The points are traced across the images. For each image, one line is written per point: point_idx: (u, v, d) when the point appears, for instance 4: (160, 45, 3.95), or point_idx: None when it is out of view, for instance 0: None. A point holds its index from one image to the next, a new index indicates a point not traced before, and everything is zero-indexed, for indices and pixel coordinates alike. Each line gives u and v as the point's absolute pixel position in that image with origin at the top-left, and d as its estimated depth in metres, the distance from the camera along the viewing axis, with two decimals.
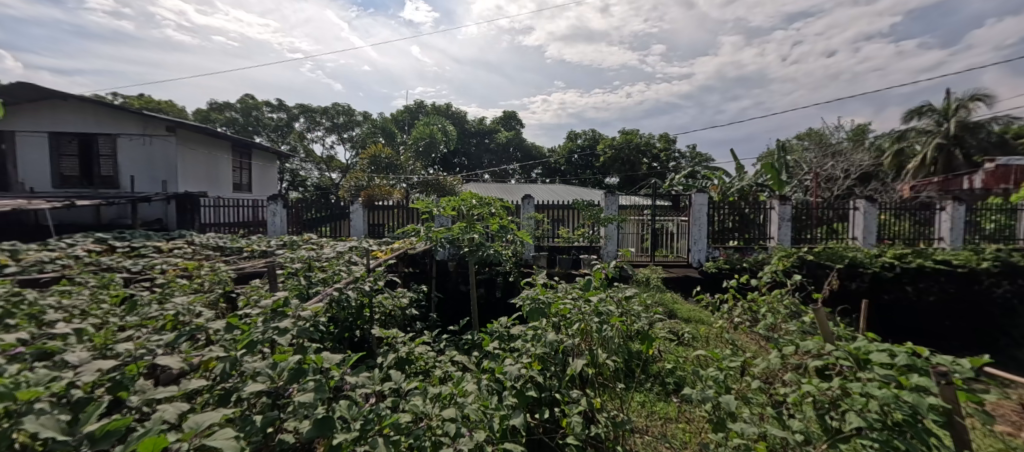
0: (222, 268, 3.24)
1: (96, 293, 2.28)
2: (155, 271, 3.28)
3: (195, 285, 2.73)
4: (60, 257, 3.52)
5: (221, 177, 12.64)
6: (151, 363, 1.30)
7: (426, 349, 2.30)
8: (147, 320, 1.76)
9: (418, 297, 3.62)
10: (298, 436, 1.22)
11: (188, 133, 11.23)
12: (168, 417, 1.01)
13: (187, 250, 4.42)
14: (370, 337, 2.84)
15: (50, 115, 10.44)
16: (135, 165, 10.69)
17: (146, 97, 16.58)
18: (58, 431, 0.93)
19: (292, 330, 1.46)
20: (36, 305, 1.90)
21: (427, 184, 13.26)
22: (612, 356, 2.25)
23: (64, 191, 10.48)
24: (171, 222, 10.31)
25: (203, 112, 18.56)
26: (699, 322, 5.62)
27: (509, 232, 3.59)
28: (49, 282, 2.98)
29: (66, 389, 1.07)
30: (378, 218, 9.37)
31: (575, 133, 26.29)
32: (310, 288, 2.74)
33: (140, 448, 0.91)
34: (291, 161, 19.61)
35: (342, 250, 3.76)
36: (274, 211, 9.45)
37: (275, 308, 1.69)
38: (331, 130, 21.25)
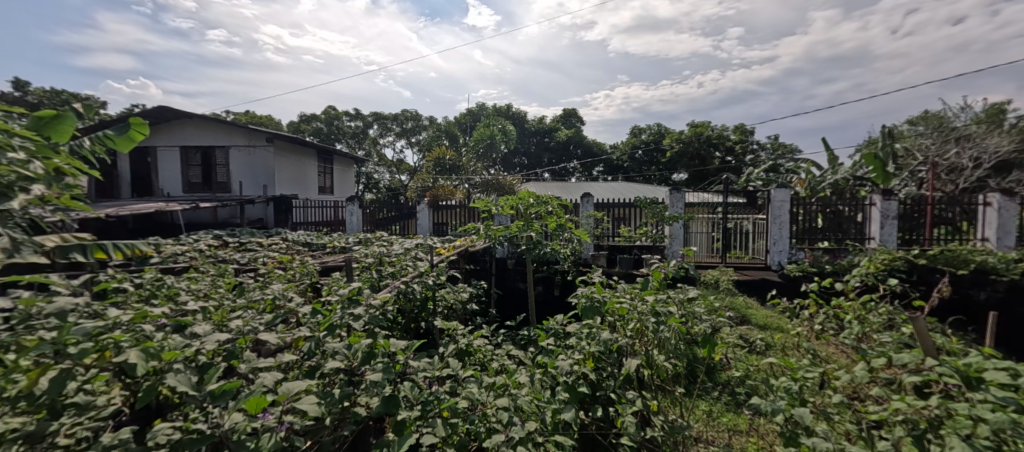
0: (309, 262, 3.63)
1: (214, 280, 2.70)
2: (257, 262, 3.77)
3: (289, 276, 3.10)
4: (188, 250, 4.18)
5: (309, 181, 14.05)
6: (254, 336, 1.53)
7: (484, 343, 2.37)
8: (251, 303, 2.07)
9: (477, 293, 3.75)
10: (368, 409, 1.39)
11: (283, 143, 12.65)
12: (267, 381, 1.19)
13: (282, 246, 5.01)
14: (433, 328, 3.02)
15: (180, 132, 12.31)
16: (242, 172, 12.30)
17: (250, 113, 18.93)
18: (189, 386, 1.15)
19: (364, 317, 1.64)
20: (172, 288, 2.31)
21: (488, 184, 13.53)
22: (669, 358, 2.17)
23: (190, 195, 12.33)
24: (269, 222, 11.67)
25: (294, 124, 20.76)
26: (777, 329, 5.16)
27: (567, 230, 3.60)
28: (180, 271, 3.57)
29: (197, 354, 1.31)
30: (442, 218, 9.82)
31: (639, 127, 25.34)
32: (381, 281, 2.99)
33: (247, 405, 1.10)
34: (365, 165, 21.20)
35: (408, 247, 4.02)
36: (351, 210, 10.33)
37: (351, 296, 1.90)
38: (400, 135, 22.61)
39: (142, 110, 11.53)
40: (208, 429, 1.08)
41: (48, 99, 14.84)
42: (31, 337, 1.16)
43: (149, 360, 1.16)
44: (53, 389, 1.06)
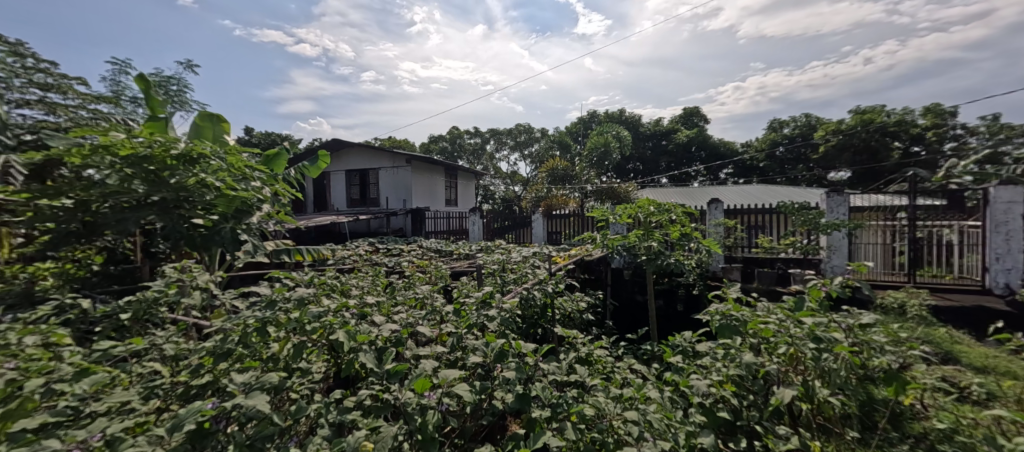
0: (441, 266, 4.04)
1: (373, 280, 3.19)
2: (401, 266, 4.32)
3: (427, 279, 3.51)
4: (351, 255, 5.00)
5: (438, 194, 15.62)
6: (416, 325, 1.85)
7: (605, 354, 2.35)
8: (407, 300, 2.49)
9: (595, 303, 3.70)
10: (505, 403, 1.48)
11: (419, 163, 14.34)
12: (428, 366, 1.45)
13: (418, 252, 5.63)
14: (551, 335, 3.09)
15: (344, 159, 14.84)
16: (388, 189, 14.27)
17: (391, 138, 22.05)
18: (374, 364, 1.49)
19: (497, 319, 1.83)
20: (345, 285, 2.81)
21: (601, 192, 13.08)
22: (833, 392, 1.84)
23: (352, 209, 14.72)
24: (408, 231, 13.25)
25: (424, 145, 23.43)
26: (1004, 373, 3.87)
27: (693, 240, 3.35)
28: (347, 270, 4.33)
29: (379, 338, 1.66)
30: (556, 226, 9.95)
31: (781, 121, 22.37)
32: (505, 286, 3.18)
33: (416, 385, 1.36)
34: (483, 178, 22.74)
35: (526, 254, 4.18)
36: (473, 221, 11.16)
37: (485, 299, 2.10)
38: (514, 148, 23.73)
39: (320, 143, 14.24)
40: (391, 399, 1.41)
41: (258, 139, 19.47)
42: (283, 314, 1.68)
43: (348, 340, 1.52)
44: (294, 356, 1.56)
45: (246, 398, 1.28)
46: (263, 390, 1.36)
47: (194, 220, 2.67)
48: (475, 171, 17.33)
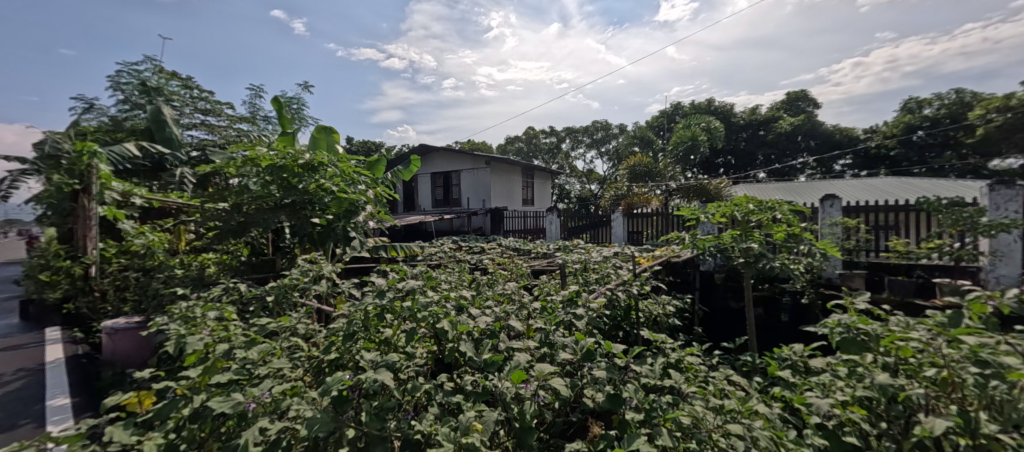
0: (522, 264, 4.11)
1: (459, 275, 3.35)
2: (483, 263, 4.46)
3: (509, 276, 3.61)
4: (438, 252, 5.28)
5: (515, 194, 15.93)
6: (507, 320, 2.14)
7: (698, 362, 2.20)
8: (496, 295, 2.65)
9: (684, 307, 3.47)
10: (593, 399, 1.63)
11: (498, 164, 14.74)
12: (523, 361, 1.70)
13: (497, 250, 5.76)
14: (637, 338, 2.94)
15: (429, 162, 15.77)
16: (469, 190, 14.88)
17: (470, 141, 22.98)
18: (473, 353, 1.80)
19: (585, 317, 2.14)
20: (436, 279, 3.00)
21: (688, 189, 12.21)
22: (1007, 430, 1.49)
23: (436, 210, 15.59)
24: (487, 230, 13.70)
25: (501, 146, 23.99)
26: None
27: (803, 242, 2.97)
28: (434, 265, 4.66)
29: (476, 329, 1.98)
30: (637, 226, 9.53)
31: (921, 100, 18.94)
32: (587, 286, 3.15)
33: (513, 377, 1.61)
34: (559, 177, 22.65)
35: (608, 254, 4.07)
36: (550, 220, 11.23)
37: (570, 298, 2.41)
38: (591, 146, 23.26)
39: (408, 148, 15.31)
40: (490, 386, 1.67)
41: (357, 147, 21.63)
42: (397, 302, 2.17)
43: (451, 330, 1.87)
44: (408, 340, 1.92)
45: (374, 373, 1.61)
46: (387, 368, 1.69)
47: (314, 219, 4.22)
48: (551, 170, 17.33)
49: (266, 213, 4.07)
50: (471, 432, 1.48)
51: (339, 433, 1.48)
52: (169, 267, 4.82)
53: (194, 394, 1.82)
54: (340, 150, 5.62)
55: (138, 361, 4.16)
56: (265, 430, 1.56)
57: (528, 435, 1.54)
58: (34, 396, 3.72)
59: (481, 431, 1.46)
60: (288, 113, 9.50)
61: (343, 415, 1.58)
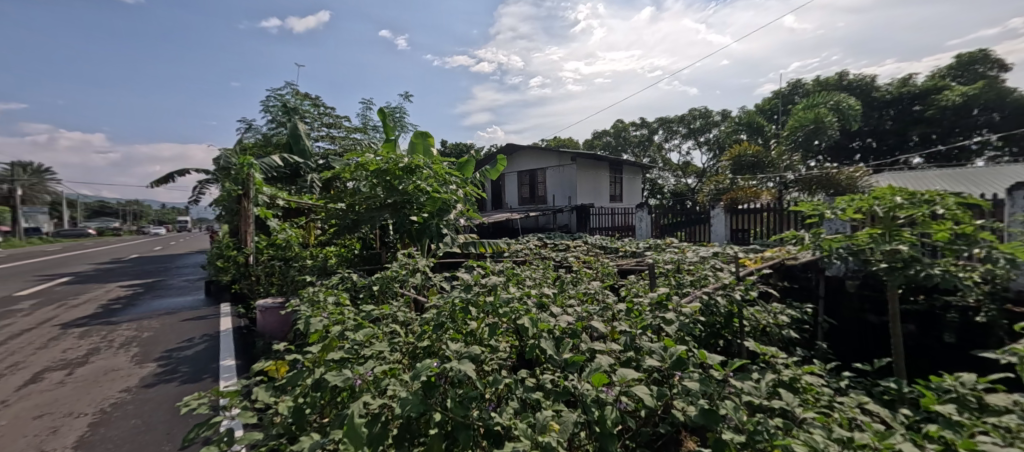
0: (608, 263, 3.91)
1: (543, 272, 3.30)
2: (568, 261, 4.35)
3: (594, 275, 3.47)
4: (523, 249, 5.30)
5: (602, 190, 15.46)
6: (590, 321, 2.04)
7: (820, 383, 1.86)
8: (579, 295, 2.54)
9: (800, 318, 2.98)
10: (686, 413, 1.46)
11: (585, 160, 14.42)
12: (605, 363, 1.59)
13: (582, 248, 5.57)
14: (739, 349, 2.60)
15: (515, 161, 16.04)
16: (555, 187, 14.81)
17: (557, 139, 22.88)
18: (554, 351, 1.73)
19: (675, 322, 1.92)
20: (520, 275, 2.99)
21: (809, 181, 10.58)
22: None
23: (522, 207, 15.82)
24: (574, 227, 13.48)
25: (588, 142, 23.43)
26: None
27: (977, 245, 2.32)
28: (519, 261, 4.70)
29: (556, 327, 1.91)
30: (741, 223, 8.60)
31: None
32: (680, 289, 2.88)
33: (593, 379, 1.51)
34: (651, 171, 21.39)
35: (706, 254, 3.67)
36: (640, 217, 10.79)
37: (660, 300, 2.23)
38: (688, 136, 21.53)
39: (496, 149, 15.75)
40: (570, 387, 1.57)
41: (450, 149, 22.96)
42: (481, 296, 2.20)
43: (532, 327, 1.82)
44: (490, 334, 1.91)
45: (459, 362, 1.61)
46: (471, 360, 1.69)
47: (412, 216, 4.50)
48: (642, 164, 16.44)
49: (373, 211, 4.46)
50: (548, 431, 1.40)
51: (427, 416, 1.52)
52: (301, 259, 5.62)
53: (316, 367, 2.00)
54: (435, 153, 5.96)
55: (280, 334, 4.91)
56: (367, 405, 1.65)
57: (610, 441, 1.41)
58: (212, 357, 4.64)
59: (560, 431, 1.38)
60: (391, 120, 10.44)
61: (430, 398, 1.58)
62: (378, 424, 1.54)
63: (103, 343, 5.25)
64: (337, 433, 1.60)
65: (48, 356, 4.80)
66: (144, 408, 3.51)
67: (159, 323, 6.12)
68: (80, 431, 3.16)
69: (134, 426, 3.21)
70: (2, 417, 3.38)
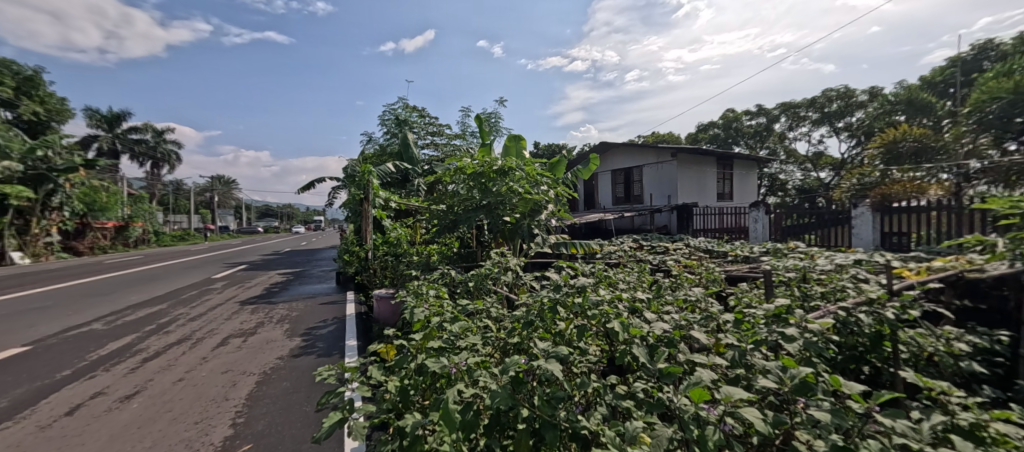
0: (715, 268, 3.51)
1: (638, 276, 3.08)
2: (667, 265, 4.01)
3: (697, 281, 3.13)
4: (617, 250, 5.06)
5: (708, 189, 14.14)
6: (692, 330, 1.83)
7: (1020, 435, 1.40)
8: (677, 301, 2.30)
9: (988, 347, 2.30)
10: (814, 450, 1.20)
11: (687, 156, 13.33)
12: (705, 378, 1.41)
13: (684, 251, 5.09)
14: (891, 380, 2.10)
15: (610, 159, 15.51)
16: (653, 186, 13.96)
17: (656, 134, 21.58)
18: (646, 359, 1.59)
19: (798, 340, 1.62)
20: (613, 277, 2.83)
21: (1001, 171, 8.35)
22: None
23: (616, 208, 15.24)
24: (673, 229, 12.53)
25: (693, 135, 21.61)
26: None
27: None
28: (611, 264, 4.46)
29: (651, 335, 1.76)
30: (895, 225, 7.25)
31: None
32: (807, 302, 2.45)
33: (692, 394, 1.35)
34: (771, 165, 18.91)
35: (844, 262, 3.07)
36: (756, 218, 9.84)
37: (778, 313, 1.91)
38: (819, 122, 18.52)
39: (589, 148, 15.41)
40: (665, 399, 1.42)
41: (543, 150, 23.14)
42: (570, 297, 2.13)
43: (623, 332, 1.70)
44: (579, 336, 1.83)
45: (546, 361, 1.57)
46: (558, 360, 1.62)
47: (505, 217, 4.58)
48: (758, 157, 14.62)
49: (470, 212, 4.61)
50: (639, 444, 1.28)
51: (515, 411, 1.50)
52: (409, 255, 6.12)
53: (418, 354, 2.12)
54: (528, 155, 6.01)
55: (391, 321, 5.43)
56: (460, 393, 1.70)
57: None
58: (340, 336, 5.30)
59: (651, 445, 1.25)
60: (489, 123, 10.86)
61: (517, 394, 1.57)
62: (470, 412, 1.56)
63: (267, 318, 6.35)
64: (434, 415, 1.66)
65: (232, 325, 5.98)
66: (293, 374, 4.14)
67: (302, 305, 7.22)
68: (250, 387, 3.84)
69: (286, 388, 3.80)
70: (202, 369, 4.30)
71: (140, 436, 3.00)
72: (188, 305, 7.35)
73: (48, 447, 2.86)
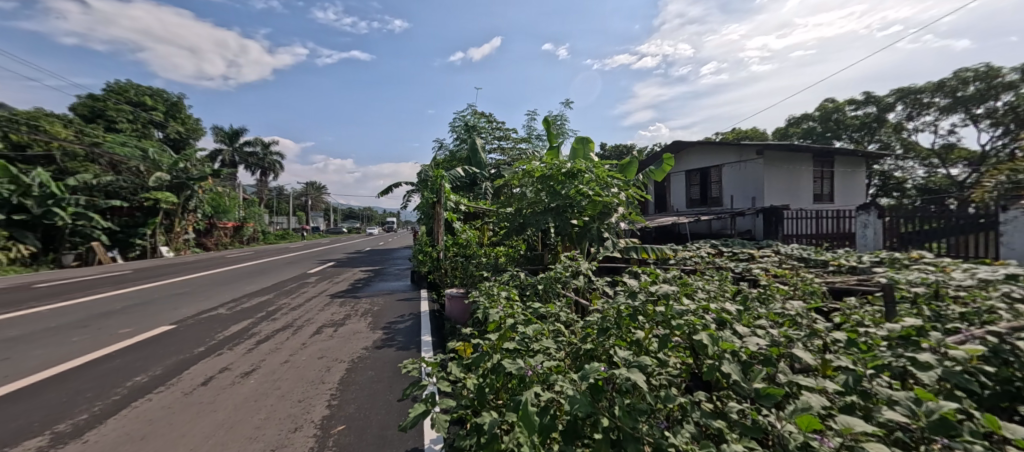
0: (814, 279, 3.10)
1: (720, 284, 2.82)
2: (753, 273, 3.63)
3: (791, 293, 2.79)
4: (694, 257, 4.71)
5: (801, 189, 12.70)
6: (794, 348, 1.62)
7: None
8: (772, 315, 2.06)
9: None
10: None
11: (776, 153, 12.10)
12: (816, 404, 1.24)
13: (773, 259, 4.58)
14: None
15: (685, 159, 14.58)
16: (734, 187, 12.87)
17: (738, 130, 19.90)
18: (740, 378, 1.44)
19: (937, 368, 1.36)
20: (694, 285, 2.62)
21: None
22: None
23: (691, 210, 14.31)
24: (758, 234, 11.42)
25: (782, 130, 19.56)
26: None
27: None
28: (688, 271, 4.15)
29: (745, 350, 1.59)
30: None
31: None
32: (940, 323, 2.06)
33: (799, 421, 1.20)
34: (882, 161, 16.44)
35: (991, 276, 2.54)
36: (865, 222, 8.62)
37: (906, 335, 1.62)
38: (949, 109, 15.70)
39: (661, 147, 14.64)
40: (765, 424, 1.27)
41: (611, 151, 22.53)
42: (649, 305, 2.00)
43: (713, 345, 1.56)
44: (660, 347, 1.71)
45: (628, 370, 1.49)
46: (640, 370, 1.54)
47: (573, 220, 4.49)
48: (866, 153, 12.81)
49: (538, 215, 4.57)
50: None
51: (594, 418, 1.45)
52: (478, 256, 6.27)
53: (493, 353, 2.14)
54: (596, 157, 5.85)
55: (462, 320, 5.58)
56: (537, 396, 1.68)
57: None
58: (415, 332, 5.57)
59: None
60: (558, 125, 10.77)
61: (598, 403, 1.51)
62: (547, 415, 1.54)
63: (352, 311, 6.89)
64: (511, 415, 1.66)
65: (325, 315, 6.58)
66: (377, 364, 4.41)
67: (382, 300, 7.74)
68: (341, 373, 4.17)
69: (371, 376, 4.05)
70: (302, 353, 4.77)
71: (256, 408, 3.39)
72: (290, 295, 8.27)
73: (189, 410, 3.37)
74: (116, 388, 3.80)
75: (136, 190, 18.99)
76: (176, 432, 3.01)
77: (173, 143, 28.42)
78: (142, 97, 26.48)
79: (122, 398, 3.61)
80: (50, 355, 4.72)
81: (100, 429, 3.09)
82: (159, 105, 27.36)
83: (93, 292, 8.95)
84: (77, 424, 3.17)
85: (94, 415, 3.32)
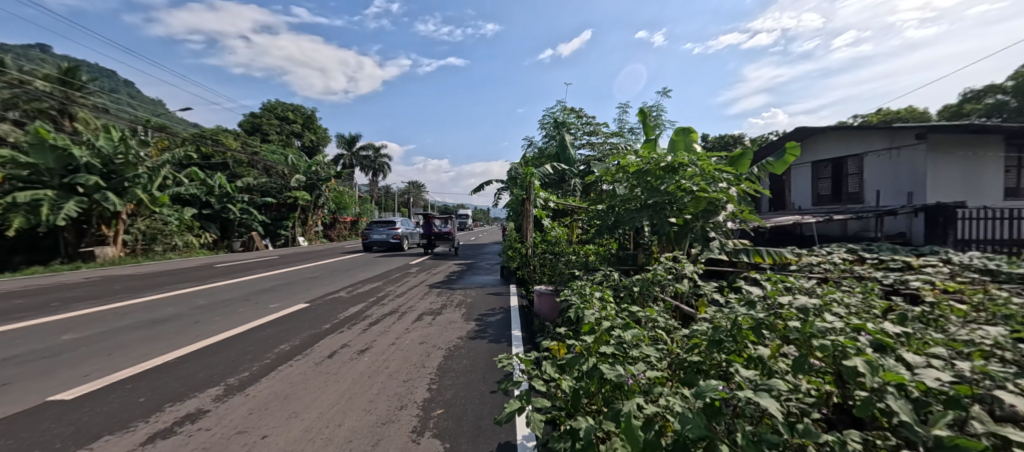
0: (1009, 299, 2.38)
1: (866, 298, 2.31)
2: (911, 286, 2.93)
3: (975, 315, 2.17)
4: (826, 263, 4.01)
5: (981, 183, 10.10)
6: (993, 391, 1.27)
7: None
8: (952, 342, 1.61)
9: None
10: None
11: (944, 136, 9.81)
12: None
13: (942, 270, 3.67)
14: None
15: (813, 148, 12.63)
16: (880, 179, 10.76)
17: (885, 111, 16.61)
18: (915, 422, 1.16)
19: None
20: (832, 293, 2.19)
21: None
22: None
23: (819, 208, 12.40)
24: (915, 238, 9.35)
25: (951, 109, 15.82)
26: None
27: None
28: (815, 278, 3.54)
29: (917, 385, 1.29)
30: None
31: None
32: None
33: None
34: None
35: None
36: None
37: None
38: None
39: (782, 135, 12.88)
40: None
41: (715, 143, 20.58)
42: (778, 319, 1.72)
43: (874, 375, 1.28)
44: (795, 369, 1.44)
45: (757, 395, 1.28)
46: (774, 394, 1.32)
47: (671, 218, 4.12)
48: None
49: (633, 212, 4.31)
50: None
51: (708, 443, 1.27)
52: (567, 254, 6.17)
53: (588, 356, 2.01)
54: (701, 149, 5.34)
55: (550, 318, 5.54)
56: (639, 407, 1.53)
57: None
58: (505, 326, 5.67)
59: None
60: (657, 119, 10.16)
61: (719, 427, 1.34)
62: (652, 431, 1.40)
63: (447, 301, 7.30)
64: (610, 425, 1.55)
65: (424, 304, 7.07)
66: (471, 354, 4.57)
67: (475, 293, 8.07)
68: (439, 359, 4.42)
69: (465, 365, 4.21)
70: (404, 337, 5.16)
71: (369, 383, 3.73)
72: (396, 283, 9.08)
73: (317, 378, 3.85)
74: (267, 354, 4.51)
75: (281, 190, 22.64)
76: (308, 396, 3.45)
77: (309, 150, 33.27)
78: (287, 112, 31.42)
79: (270, 362, 4.26)
80: (224, 322, 5.77)
81: (256, 386, 3.67)
82: (298, 118, 32.17)
83: (251, 273, 10.83)
84: (241, 379, 3.81)
85: (252, 373, 3.97)
